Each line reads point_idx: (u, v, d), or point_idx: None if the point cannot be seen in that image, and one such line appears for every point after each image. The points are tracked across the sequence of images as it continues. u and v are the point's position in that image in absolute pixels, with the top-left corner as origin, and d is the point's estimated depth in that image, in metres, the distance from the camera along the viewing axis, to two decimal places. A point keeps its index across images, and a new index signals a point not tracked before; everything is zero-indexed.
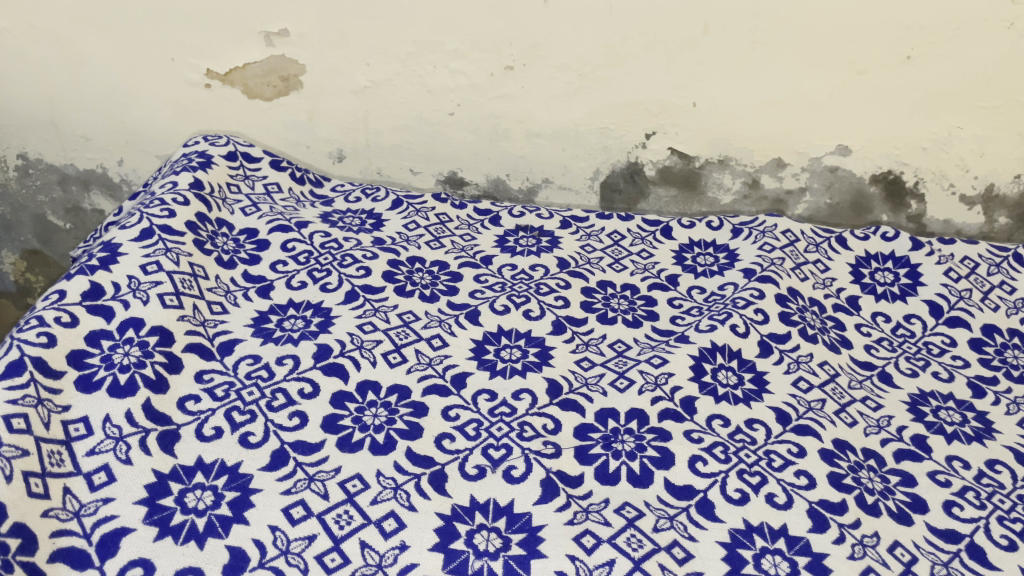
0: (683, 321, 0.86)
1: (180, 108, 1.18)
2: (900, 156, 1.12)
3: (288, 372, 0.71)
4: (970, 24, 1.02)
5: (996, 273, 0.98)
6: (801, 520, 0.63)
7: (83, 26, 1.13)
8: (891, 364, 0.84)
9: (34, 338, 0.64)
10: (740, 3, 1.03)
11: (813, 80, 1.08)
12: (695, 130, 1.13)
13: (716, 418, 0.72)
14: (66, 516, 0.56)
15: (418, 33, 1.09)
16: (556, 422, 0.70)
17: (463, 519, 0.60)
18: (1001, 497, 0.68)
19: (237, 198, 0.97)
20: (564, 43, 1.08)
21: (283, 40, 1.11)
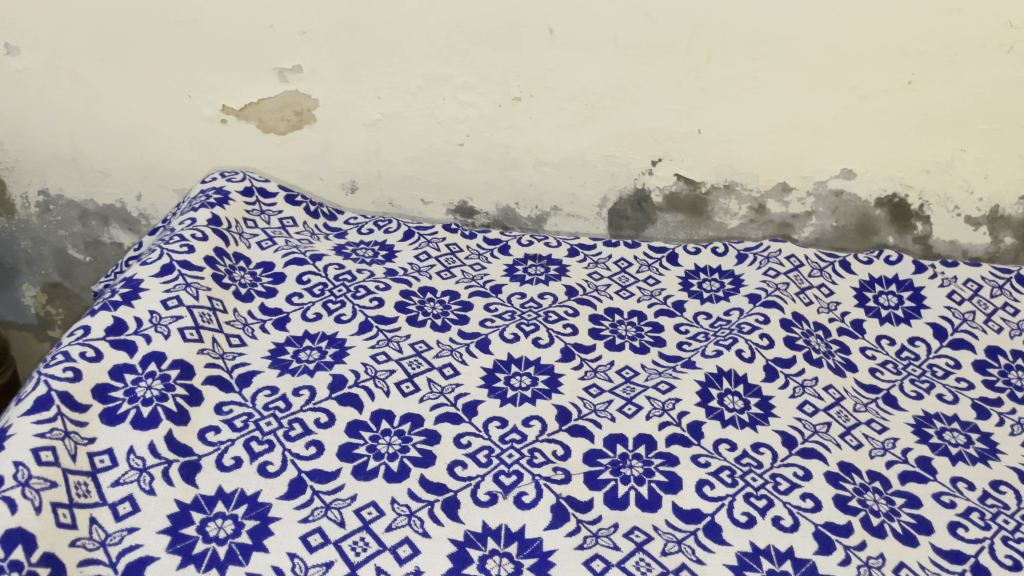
0: (690, 346, 0.87)
1: (197, 143, 1.22)
2: (904, 179, 1.14)
3: (305, 403, 0.73)
4: (969, 49, 1.04)
5: (999, 294, 0.99)
6: (807, 542, 0.64)
7: (103, 66, 1.16)
8: (895, 387, 0.85)
9: (60, 373, 0.67)
10: (741, 33, 1.05)
11: (816, 107, 1.10)
12: (702, 156, 1.15)
13: (723, 442, 0.73)
14: (93, 546, 0.58)
15: (427, 67, 1.12)
16: (565, 448, 0.72)
17: (476, 545, 0.62)
18: (1006, 518, 0.69)
19: (253, 232, 0.99)
20: (570, 74, 1.11)
21: (296, 76, 1.15)
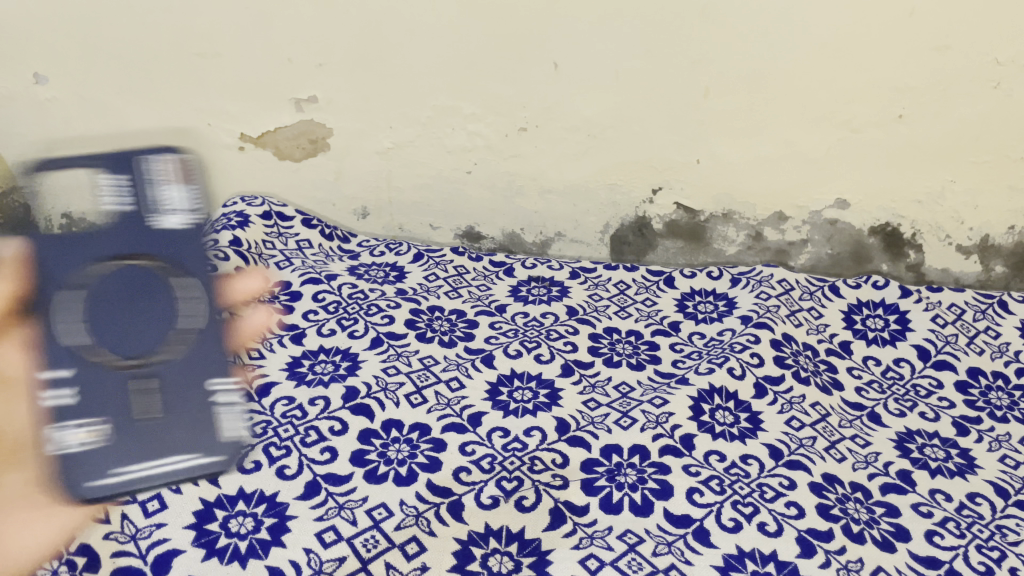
0: (684, 363, 0.92)
1: (216, 170, 1.26)
2: (897, 210, 1.19)
3: (319, 412, 0.78)
4: (956, 85, 1.09)
5: (982, 318, 1.04)
6: (790, 546, 0.68)
7: (129, 96, 1.21)
8: (880, 405, 0.89)
9: None
10: (736, 69, 1.11)
11: (808, 140, 1.15)
12: (700, 186, 1.21)
13: (713, 453, 0.78)
14: (124, 539, 0.62)
15: (438, 99, 1.18)
16: (564, 456, 0.76)
17: (479, 543, 0.66)
18: (980, 527, 0.73)
19: (272, 253, 1.05)
20: (574, 106, 1.16)
21: (312, 106, 1.20)
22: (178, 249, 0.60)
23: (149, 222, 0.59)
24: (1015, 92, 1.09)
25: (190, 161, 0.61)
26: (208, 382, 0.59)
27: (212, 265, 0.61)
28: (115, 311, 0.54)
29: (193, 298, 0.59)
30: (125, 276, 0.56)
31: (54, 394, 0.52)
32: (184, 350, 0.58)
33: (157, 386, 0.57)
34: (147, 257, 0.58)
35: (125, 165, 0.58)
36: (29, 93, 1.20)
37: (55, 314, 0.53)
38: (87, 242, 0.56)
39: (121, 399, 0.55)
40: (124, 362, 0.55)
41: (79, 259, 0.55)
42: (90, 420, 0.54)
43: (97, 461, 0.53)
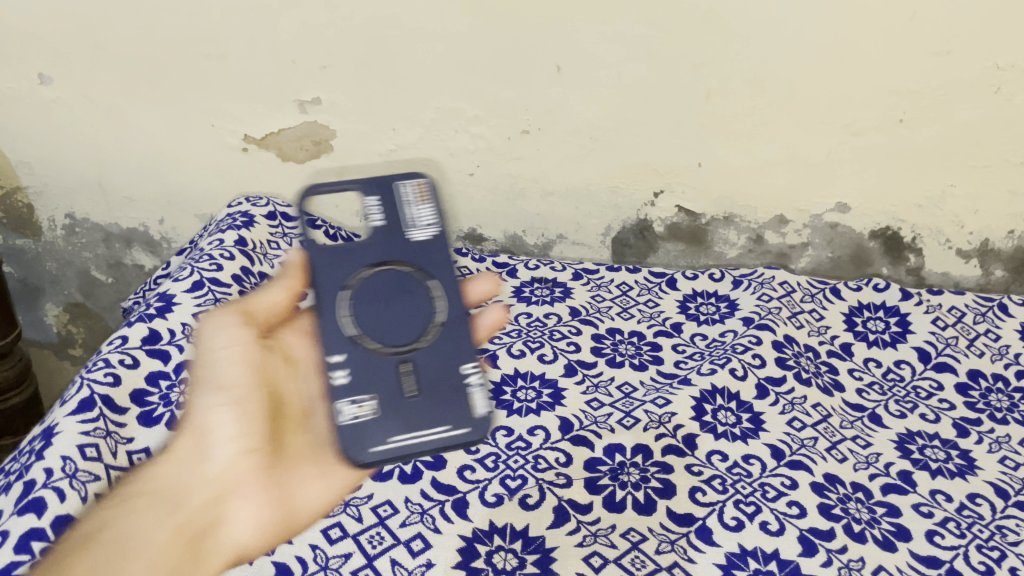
0: (686, 364, 0.93)
1: (219, 170, 1.27)
2: (897, 214, 1.20)
3: None
4: (958, 90, 1.10)
5: (982, 321, 1.04)
6: (792, 545, 0.68)
7: (132, 97, 1.21)
8: (881, 406, 0.90)
9: (101, 377, 0.72)
10: (739, 72, 1.11)
11: (809, 143, 1.16)
12: (702, 189, 1.21)
13: (715, 453, 0.78)
14: None
15: (441, 101, 1.18)
16: (567, 455, 0.77)
17: (483, 541, 0.67)
18: (980, 527, 0.73)
19: (276, 253, 1.05)
20: (577, 109, 1.16)
21: (315, 108, 1.20)
22: (429, 256, 0.78)
23: (407, 235, 0.78)
24: (1015, 97, 1.09)
25: (426, 186, 0.81)
26: (454, 369, 0.73)
27: (449, 269, 0.77)
28: (377, 305, 0.74)
29: (447, 291, 0.77)
30: (384, 278, 0.75)
31: (338, 377, 0.70)
32: (433, 340, 0.74)
33: (411, 368, 0.72)
34: (406, 262, 0.77)
35: (383, 193, 0.79)
36: (34, 93, 1.21)
37: (333, 311, 0.74)
38: (353, 256, 0.76)
39: (387, 380, 0.71)
40: (389, 350, 0.72)
41: (351, 269, 0.76)
42: (361, 398, 0.70)
43: (373, 431, 0.69)
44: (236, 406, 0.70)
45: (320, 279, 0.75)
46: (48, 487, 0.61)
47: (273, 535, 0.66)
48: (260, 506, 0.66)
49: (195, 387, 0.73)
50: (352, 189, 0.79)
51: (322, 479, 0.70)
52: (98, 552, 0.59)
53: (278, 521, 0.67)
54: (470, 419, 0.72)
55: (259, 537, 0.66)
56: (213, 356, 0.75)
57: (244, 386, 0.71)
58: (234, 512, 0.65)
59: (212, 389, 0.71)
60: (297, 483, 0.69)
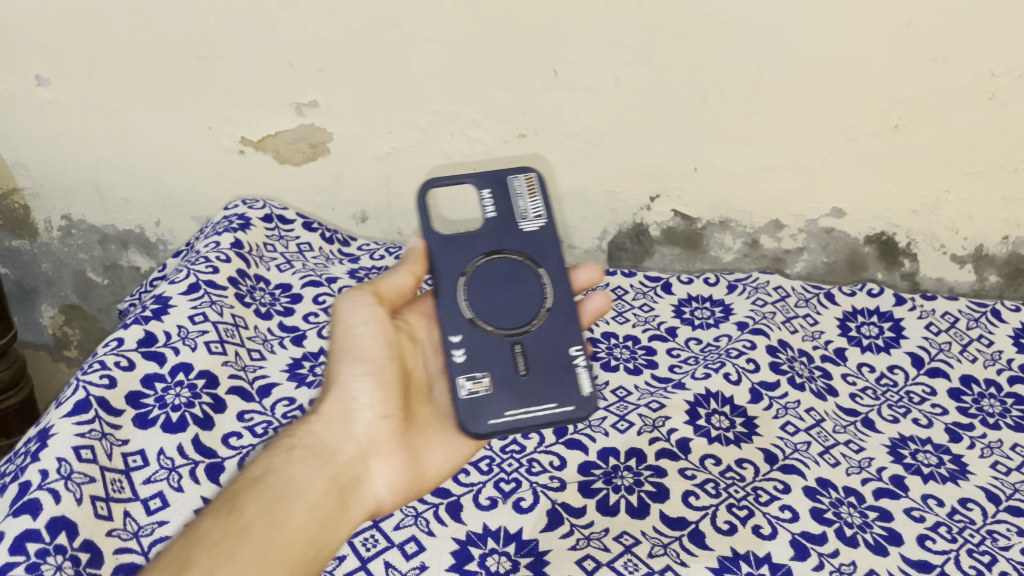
0: (681, 369, 0.93)
1: (216, 172, 1.27)
2: (892, 219, 1.21)
3: None
4: (952, 96, 1.10)
5: (975, 326, 1.05)
6: (784, 549, 0.69)
7: (129, 98, 1.21)
8: (874, 411, 0.90)
9: (97, 379, 0.72)
10: (735, 77, 1.11)
11: (805, 148, 1.17)
12: (697, 193, 1.22)
13: (708, 457, 0.79)
14: (127, 536, 0.62)
15: (438, 104, 1.18)
16: (562, 459, 0.78)
17: (477, 544, 0.68)
18: (971, 532, 0.74)
19: (273, 255, 1.05)
20: (574, 114, 1.17)
21: (312, 111, 1.20)
22: (539, 243, 0.72)
23: (517, 226, 0.73)
24: (1010, 103, 1.10)
25: (535, 179, 0.74)
26: (563, 349, 0.69)
27: (560, 258, 0.72)
28: (493, 287, 0.70)
29: (556, 277, 0.71)
30: (498, 265, 0.71)
31: (456, 353, 0.67)
32: (543, 321, 0.70)
33: (522, 349, 0.68)
34: (516, 251, 0.71)
35: (496, 186, 0.73)
36: (31, 94, 1.21)
37: (451, 296, 0.69)
38: (465, 243, 0.71)
39: (501, 360, 0.68)
40: (503, 332, 0.69)
41: (464, 255, 0.71)
42: (477, 373, 0.67)
43: (488, 406, 0.66)
44: (381, 378, 0.67)
45: (433, 265, 0.70)
46: (43, 488, 0.60)
47: (403, 494, 0.69)
48: (399, 469, 0.68)
49: (335, 351, 0.69)
50: (463, 178, 0.73)
51: (450, 446, 0.71)
52: (256, 498, 0.61)
53: (411, 480, 0.69)
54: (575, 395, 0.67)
55: (393, 494, 0.68)
56: (349, 326, 0.69)
57: (389, 360, 0.68)
58: (374, 472, 0.67)
59: (356, 358, 0.67)
60: (429, 450, 0.70)
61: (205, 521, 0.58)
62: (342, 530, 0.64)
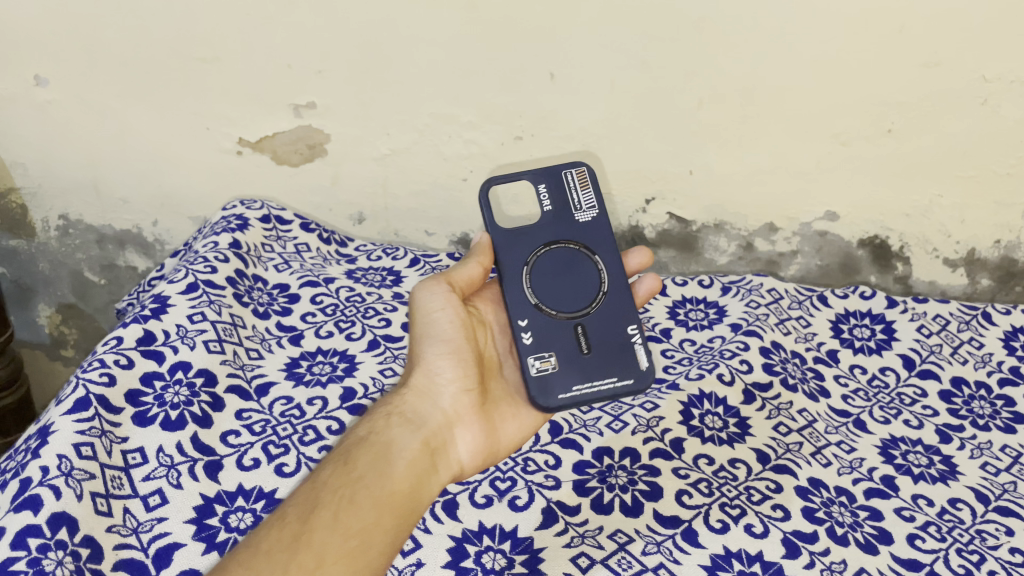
0: (674, 369, 0.94)
1: (213, 173, 1.27)
2: (885, 223, 1.22)
3: (318, 411, 0.80)
4: (945, 102, 1.11)
5: (966, 329, 1.06)
6: (775, 547, 0.70)
7: (127, 99, 1.22)
8: (865, 412, 0.91)
9: (96, 377, 0.73)
10: (730, 82, 1.13)
11: (799, 152, 1.18)
12: (692, 196, 1.23)
13: (702, 457, 0.80)
14: (126, 532, 0.63)
15: (435, 106, 1.19)
16: (556, 458, 0.79)
17: (473, 541, 0.68)
18: (961, 531, 0.74)
19: (270, 256, 1.06)
20: (570, 117, 1.18)
21: (310, 112, 1.21)
22: (594, 233, 0.75)
23: (572, 218, 0.75)
24: (1001, 109, 1.11)
25: (587, 172, 0.77)
26: (622, 329, 0.71)
27: (615, 245, 0.74)
28: (555, 274, 0.73)
29: (613, 263, 0.74)
30: (557, 254, 0.73)
31: (523, 335, 0.70)
32: (602, 303, 0.72)
33: (584, 330, 0.71)
34: (573, 240, 0.74)
35: (550, 181, 0.76)
36: (30, 94, 1.22)
37: (516, 282, 0.72)
38: (525, 234, 0.74)
39: (566, 339, 0.70)
40: (565, 314, 0.71)
41: (524, 246, 0.74)
42: (544, 352, 0.69)
43: (556, 382, 0.68)
44: (459, 354, 0.70)
45: (497, 256, 0.73)
46: (45, 484, 0.61)
47: (483, 461, 0.70)
48: (480, 437, 0.70)
49: (416, 335, 0.73)
50: (519, 175, 0.76)
51: (523, 417, 0.73)
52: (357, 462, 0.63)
53: (491, 448, 0.71)
54: (636, 370, 0.69)
55: (475, 461, 0.70)
56: (428, 312, 0.72)
57: (466, 339, 0.71)
58: (456, 439, 0.69)
59: (436, 338, 0.71)
60: (503, 421, 0.72)
61: (321, 472, 0.62)
62: (433, 490, 0.66)
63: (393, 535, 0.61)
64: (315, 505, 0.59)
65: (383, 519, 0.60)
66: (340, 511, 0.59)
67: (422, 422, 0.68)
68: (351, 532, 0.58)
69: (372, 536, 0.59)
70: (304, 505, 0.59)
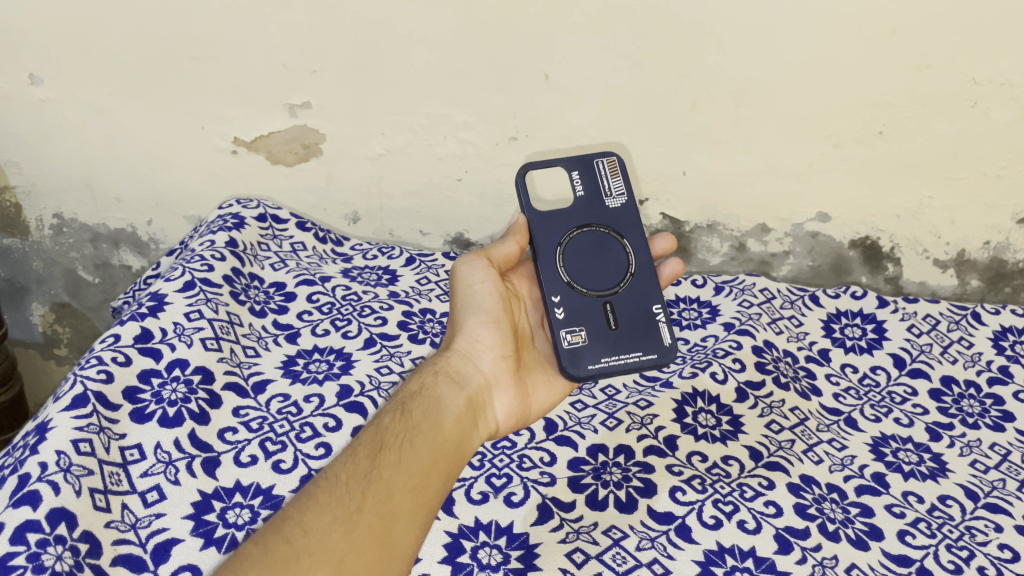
0: (668, 368, 0.95)
1: (208, 172, 1.28)
2: (876, 223, 1.23)
3: (315, 408, 0.81)
4: (935, 103, 1.12)
5: (955, 329, 1.07)
6: (768, 543, 0.70)
7: (123, 98, 1.22)
8: (856, 410, 0.92)
9: (94, 374, 0.73)
10: (722, 83, 1.13)
11: (791, 153, 1.19)
12: (686, 197, 1.24)
13: (695, 454, 0.81)
14: (124, 527, 0.63)
15: (430, 107, 1.19)
16: (552, 455, 0.80)
17: (469, 536, 0.69)
18: (950, 527, 0.75)
19: (266, 254, 1.07)
20: (564, 117, 1.19)
21: (305, 112, 1.21)
22: (624, 218, 0.76)
23: (602, 203, 0.77)
24: (990, 111, 1.12)
25: (618, 161, 0.78)
26: (648, 307, 0.73)
27: (644, 231, 0.76)
28: (586, 254, 0.74)
29: (639, 247, 0.75)
30: (588, 236, 0.75)
31: (555, 310, 0.71)
32: (629, 284, 0.73)
33: (612, 308, 0.72)
34: (603, 224, 0.75)
35: (583, 168, 0.77)
36: (25, 93, 1.22)
37: (549, 260, 0.72)
38: (558, 216, 0.75)
39: (595, 315, 0.71)
40: (594, 293, 0.72)
41: (557, 228, 0.74)
42: (574, 327, 0.70)
43: (586, 354, 0.69)
44: (499, 323, 0.71)
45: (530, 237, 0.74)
46: (43, 480, 0.61)
47: (517, 423, 0.72)
48: (518, 400, 0.71)
49: (456, 306, 0.74)
50: (554, 160, 0.77)
51: (553, 385, 0.74)
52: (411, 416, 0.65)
53: (525, 412, 0.72)
54: (660, 347, 0.71)
55: (510, 422, 0.72)
56: (468, 284, 0.73)
57: (505, 310, 0.72)
58: (495, 400, 0.70)
59: (476, 308, 0.72)
60: (536, 387, 0.73)
61: (381, 420, 0.64)
62: (475, 446, 0.68)
63: (446, 481, 0.63)
64: (381, 446, 0.61)
65: (438, 465, 0.62)
66: (402, 453, 0.61)
67: (465, 382, 0.69)
68: (412, 472, 0.60)
69: (430, 478, 0.61)
70: (370, 445, 0.61)
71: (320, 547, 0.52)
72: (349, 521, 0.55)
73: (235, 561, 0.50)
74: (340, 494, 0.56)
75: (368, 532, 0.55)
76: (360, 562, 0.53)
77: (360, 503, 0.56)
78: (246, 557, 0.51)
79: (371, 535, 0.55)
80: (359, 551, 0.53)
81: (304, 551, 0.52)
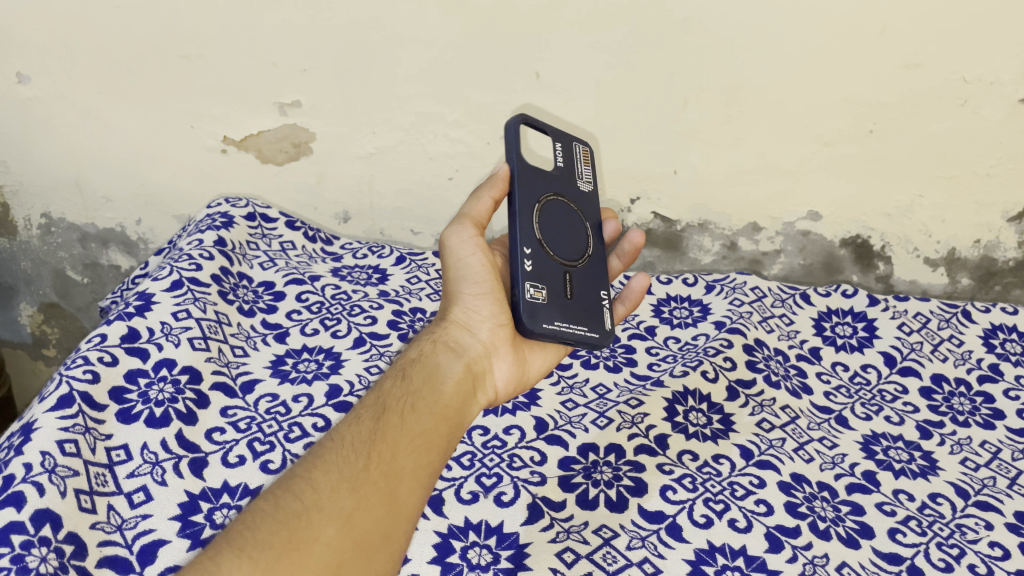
0: (659, 367, 0.95)
1: (197, 171, 1.27)
2: (867, 222, 1.23)
3: (303, 408, 0.80)
4: (926, 102, 1.13)
5: (946, 327, 1.07)
6: (759, 542, 0.70)
7: (110, 97, 1.21)
8: (847, 409, 0.92)
9: (80, 374, 0.72)
10: (714, 83, 1.13)
11: (782, 152, 1.19)
12: (677, 196, 1.24)
13: (686, 453, 0.81)
14: (110, 529, 0.62)
15: (421, 105, 1.19)
16: (542, 455, 0.79)
17: (458, 536, 0.68)
18: (941, 525, 0.75)
19: (256, 253, 1.06)
20: (555, 117, 1.18)
21: (295, 111, 1.20)
22: (588, 201, 0.79)
23: (575, 181, 0.79)
24: (980, 110, 1.13)
25: (590, 154, 0.83)
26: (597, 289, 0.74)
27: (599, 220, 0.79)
28: (559, 218, 0.74)
29: (596, 234, 0.78)
30: (560, 203, 0.75)
31: (525, 262, 0.68)
32: (586, 261, 0.75)
33: (570, 279, 0.71)
34: (573, 199, 0.77)
35: (564, 145, 0.81)
36: (12, 91, 1.21)
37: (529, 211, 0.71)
38: (543, 174, 0.75)
39: (556, 281, 0.70)
40: (557, 259, 0.71)
41: (540, 184, 0.75)
42: (539, 284, 0.68)
43: (546, 312, 0.67)
44: (493, 292, 0.69)
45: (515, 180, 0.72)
46: (28, 481, 0.60)
47: (514, 388, 0.72)
48: (515, 367, 0.71)
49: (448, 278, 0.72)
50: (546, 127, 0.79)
51: (548, 349, 0.74)
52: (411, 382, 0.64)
53: (522, 378, 0.72)
54: (601, 329, 0.71)
55: (508, 389, 0.71)
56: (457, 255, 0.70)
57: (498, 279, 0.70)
58: (493, 367, 0.70)
59: (469, 280, 0.70)
60: (532, 353, 0.73)
61: (382, 386, 0.64)
62: (474, 412, 0.68)
63: (450, 442, 0.63)
64: (383, 409, 0.61)
65: (440, 427, 0.62)
66: (405, 414, 0.61)
67: (464, 351, 0.68)
68: (415, 434, 0.60)
69: (432, 440, 0.61)
70: (373, 409, 0.61)
71: (330, 502, 0.52)
72: (356, 478, 0.54)
73: (247, 518, 0.50)
74: (346, 453, 0.56)
75: (375, 489, 0.55)
76: (370, 518, 0.53)
77: (366, 461, 0.56)
78: (257, 513, 0.50)
79: (379, 492, 0.55)
80: (368, 507, 0.53)
81: (315, 507, 0.51)
